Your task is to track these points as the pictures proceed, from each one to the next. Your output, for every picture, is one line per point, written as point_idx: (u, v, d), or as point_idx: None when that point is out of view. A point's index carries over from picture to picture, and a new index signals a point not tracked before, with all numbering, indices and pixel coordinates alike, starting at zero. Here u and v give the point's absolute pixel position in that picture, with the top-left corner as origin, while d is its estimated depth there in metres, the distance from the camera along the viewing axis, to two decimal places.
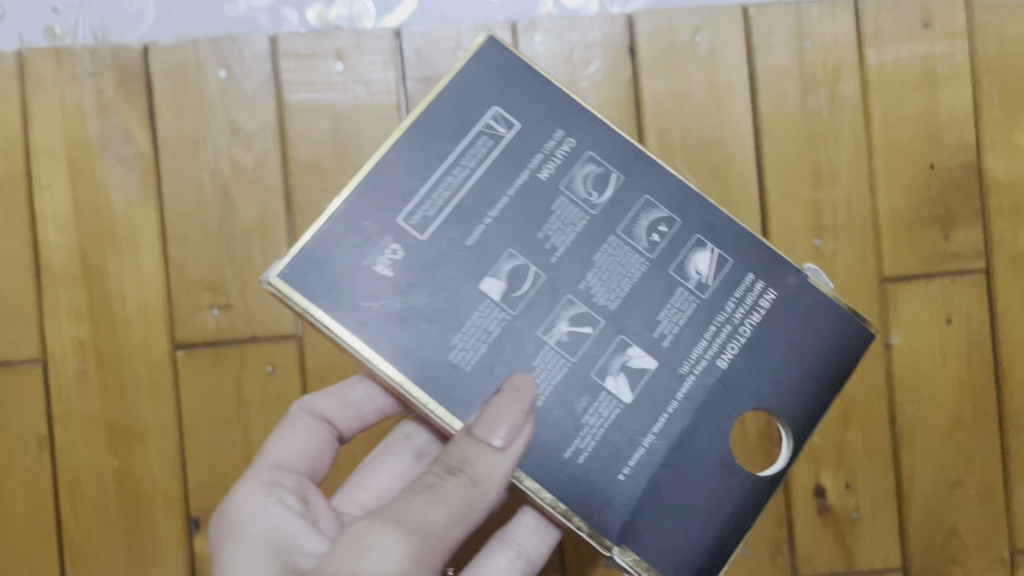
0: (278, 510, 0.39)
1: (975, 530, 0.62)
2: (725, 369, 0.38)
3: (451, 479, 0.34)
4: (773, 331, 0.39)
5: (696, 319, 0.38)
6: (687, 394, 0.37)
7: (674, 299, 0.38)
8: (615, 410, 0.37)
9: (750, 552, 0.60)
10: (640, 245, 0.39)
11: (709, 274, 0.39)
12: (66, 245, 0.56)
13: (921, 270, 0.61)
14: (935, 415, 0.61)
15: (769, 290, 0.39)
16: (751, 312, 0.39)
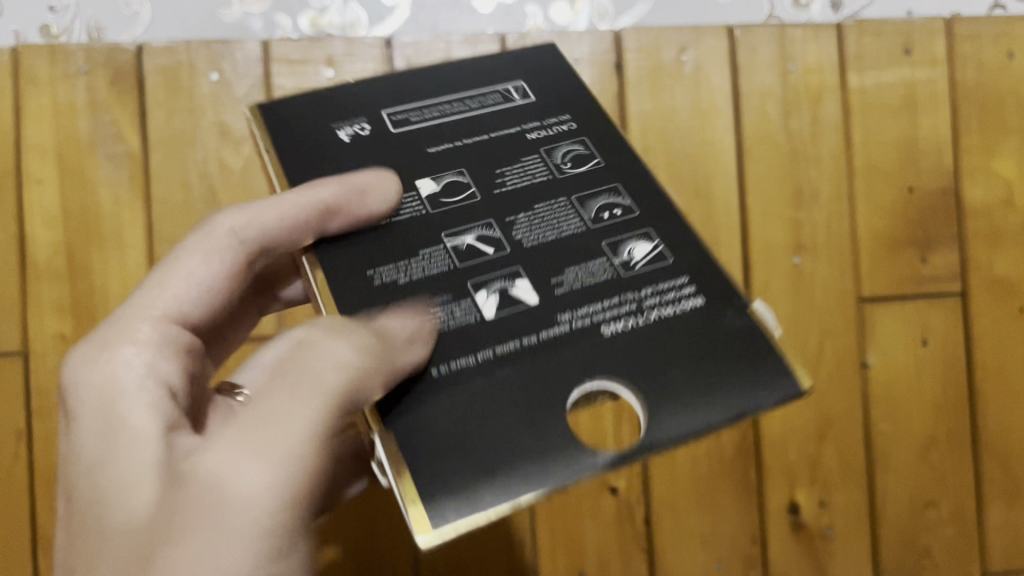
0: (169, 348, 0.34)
1: (946, 551, 0.62)
2: (607, 335, 0.30)
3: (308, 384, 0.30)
4: (652, 334, 0.30)
5: (597, 288, 0.31)
6: (549, 336, 0.30)
7: (589, 264, 0.32)
8: (467, 318, 0.30)
9: (724, 567, 0.60)
10: (586, 214, 0.34)
11: (640, 259, 0.32)
12: (52, 240, 0.57)
13: (898, 290, 0.62)
14: (910, 435, 0.62)
15: (693, 297, 0.31)
16: (664, 304, 0.31)
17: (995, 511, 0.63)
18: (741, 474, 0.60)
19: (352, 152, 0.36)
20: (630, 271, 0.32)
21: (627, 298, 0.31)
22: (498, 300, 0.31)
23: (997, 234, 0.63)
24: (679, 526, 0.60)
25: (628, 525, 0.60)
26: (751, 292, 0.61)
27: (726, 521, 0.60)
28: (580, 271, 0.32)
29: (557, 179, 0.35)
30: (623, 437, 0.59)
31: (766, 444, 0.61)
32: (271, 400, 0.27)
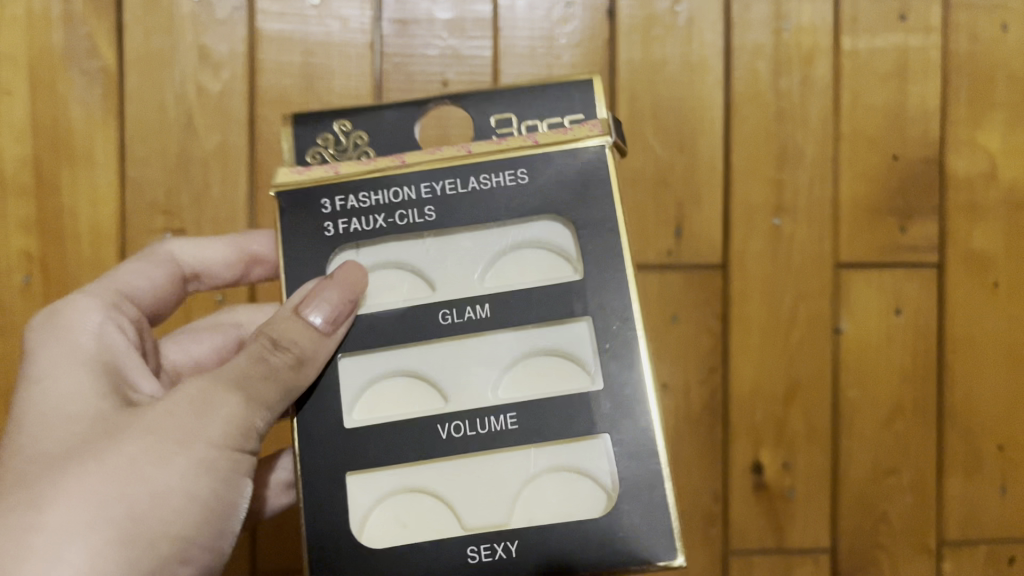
0: (111, 327, 0.39)
1: (904, 519, 0.62)
2: (455, 194, 0.39)
3: (279, 353, 0.36)
4: (501, 194, 0.38)
5: (466, 205, 0.39)
6: (410, 184, 0.39)
7: (493, 171, 0.39)
8: (355, 226, 0.39)
9: (684, 522, 0.61)
10: (503, 181, 0.39)
11: (523, 176, 0.38)
12: (20, 153, 0.55)
13: (876, 258, 0.62)
14: (875, 404, 0.62)
15: (521, 175, 0.39)
16: (494, 177, 0.39)
17: (955, 482, 0.63)
18: (706, 432, 0.61)
19: (409, 433, 0.38)
20: (500, 181, 0.39)
21: (467, 177, 0.39)
22: (405, 200, 0.39)
23: (977, 208, 0.63)
24: None
25: None
26: (729, 251, 0.60)
27: (688, 478, 0.61)
28: (485, 196, 0.38)
29: (487, 444, 0.38)
30: None
31: (735, 404, 0.61)
32: (181, 416, 0.34)
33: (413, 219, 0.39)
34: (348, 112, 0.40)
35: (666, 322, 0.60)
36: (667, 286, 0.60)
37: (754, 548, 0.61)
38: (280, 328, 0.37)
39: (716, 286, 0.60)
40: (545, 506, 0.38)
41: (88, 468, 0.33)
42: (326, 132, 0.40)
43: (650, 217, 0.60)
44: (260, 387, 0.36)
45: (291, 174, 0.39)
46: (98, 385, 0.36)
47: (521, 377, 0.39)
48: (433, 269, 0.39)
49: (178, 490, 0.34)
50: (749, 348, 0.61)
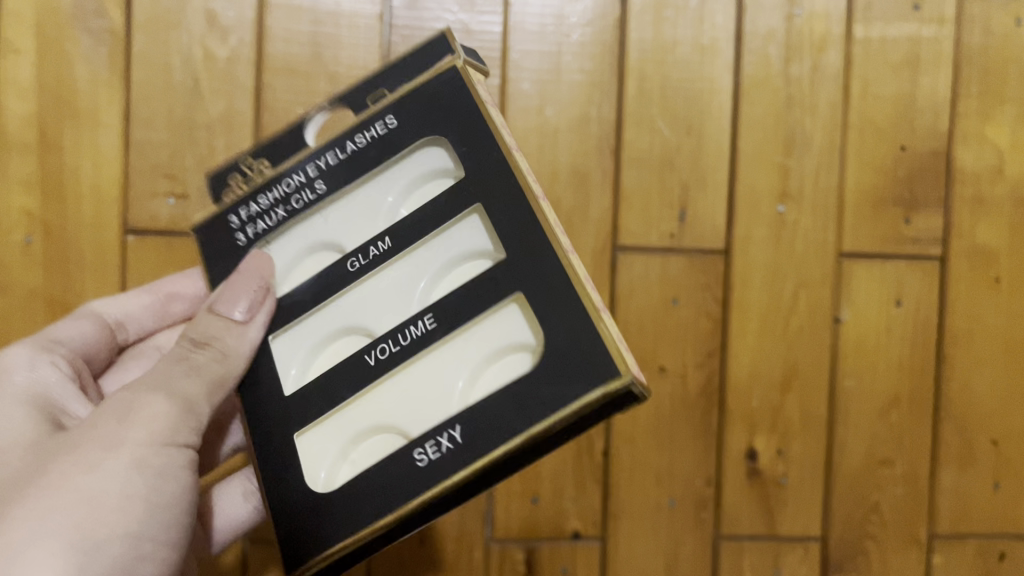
0: (55, 371, 0.42)
1: (895, 510, 0.63)
2: (339, 162, 0.38)
3: (201, 351, 0.37)
4: (384, 144, 0.38)
5: (351, 168, 0.38)
6: (302, 171, 0.38)
7: (365, 125, 0.38)
8: (264, 226, 0.38)
9: (676, 506, 0.61)
10: (374, 131, 0.38)
11: (392, 120, 0.38)
12: (25, 111, 0.55)
13: (879, 248, 0.62)
14: (871, 393, 0.62)
15: (388, 118, 0.38)
16: (370, 131, 0.38)
17: (948, 475, 0.63)
18: (702, 416, 0.61)
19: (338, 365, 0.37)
20: (378, 132, 0.38)
21: (350, 141, 0.38)
22: (302, 186, 0.38)
23: (983, 202, 0.62)
24: (636, 460, 0.60)
25: (586, 456, 0.60)
26: (732, 236, 0.60)
27: (682, 460, 0.61)
28: (374, 153, 0.38)
29: (403, 351, 0.36)
30: None
31: (730, 389, 0.61)
32: (102, 426, 0.35)
33: (307, 195, 0.38)
34: (251, 150, 0.40)
35: (666, 304, 0.60)
36: (669, 268, 0.60)
37: (745, 534, 0.62)
38: (200, 330, 0.38)
39: (718, 270, 0.60)
40: (482, 386, 0.36)
41: (17, 494, 0.33)
42: (236, 174, 0.40)
43: (655, 199, 0.60)
44: (182, 386, 0.37)
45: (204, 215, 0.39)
46: (29, 419, 0.37)
47: (437, 279, 0.38)
48: (337, 233, 0.39)
49: (114, 495, 0.34)
50: (747, 334, 0.61)
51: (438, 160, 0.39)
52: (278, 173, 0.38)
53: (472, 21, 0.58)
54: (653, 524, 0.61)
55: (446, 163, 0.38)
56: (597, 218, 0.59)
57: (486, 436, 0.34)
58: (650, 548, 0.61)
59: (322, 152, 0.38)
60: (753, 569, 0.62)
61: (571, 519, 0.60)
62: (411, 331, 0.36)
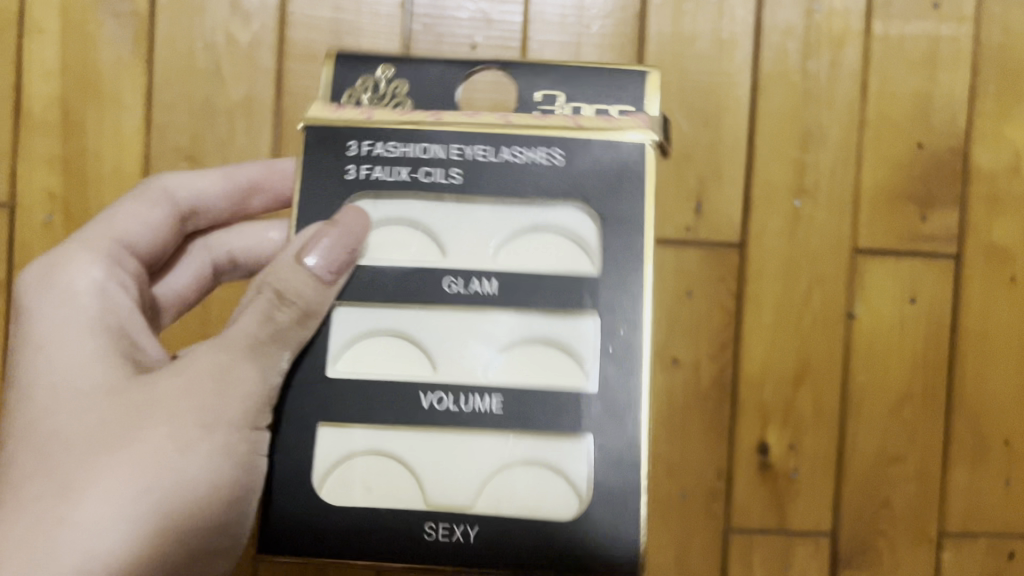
0: (116, 290, 0.40)
1: (906, 506, 0.63)
2: (484, 160, 0.38)
3: (285, 309, 0.36)
4: (541, 177, 0.38)
5: (494, 173, 0.39)
6: (445, 149, 0.39)
7: (532, 147, 0.39)
8: (385, 177, 0.38)
9: (687, 498, 0.61)
10: (540, 156, 0.39)
11: (562, 159, 0.38)
12: (49, 92, 0.56)
13: (894, 244, 0.62)
14: (883, 389, 0.62)
15: (555, 152, 0.39)
16: (537, 157, 0.39)
17: (960, 473, 0.63)
18: (714, 408, 0.61)
19: (420, 418, 0.37)
20: (542, 166, 0.39)
21: (504, 147, 0.39)
22: (438, 162, 0.38)
23: (998, 201, 0.63)
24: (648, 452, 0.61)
25: None
26: (748, 230, 0.60)
27: (693, 453, 0.61)
28: (515, 172, 0.38)
29: (466, 412, 0.37)
30: None
31: (743, 383, 0.61)
32: (196, 397, 0.35)
33: (438, 179, 0.38)
34: (393, 60, 0.42)
35: (680, 297, 0.60)
36: (684, 261, 0.60)
37: (755, 528, 0.62)
38: (286, 282, 0.37)
39: (733, 264, 0.60)
40: (511, 500, 0.37)
41: (115, 456, 0.33)
42: (368, 78, 0.41)
43: (671, 192, 0.60)
44: (267, 349, 0.36)
45: (332, 111, 0.39)
46: (107, 354, 0.37)
47: (521, 355, 0.38)
48: (449, 237, 0.39)
49: (195, 471, 0.35)
50: (761, 327, 0.61)
51: (578, 221, 0.39)
52: (432, 138, 0.39)
53: (493, 11, 0.58)
54: (664, 515, 0.61)
55: (585, 232, 0.39)
56: None
57: (508, 554, 0.37)
58: (660, 540, 0.61)
59: (473, 138, 0.39)
60: (764, 564, 0.62)
61: None
62: (481, 402, 0.37)
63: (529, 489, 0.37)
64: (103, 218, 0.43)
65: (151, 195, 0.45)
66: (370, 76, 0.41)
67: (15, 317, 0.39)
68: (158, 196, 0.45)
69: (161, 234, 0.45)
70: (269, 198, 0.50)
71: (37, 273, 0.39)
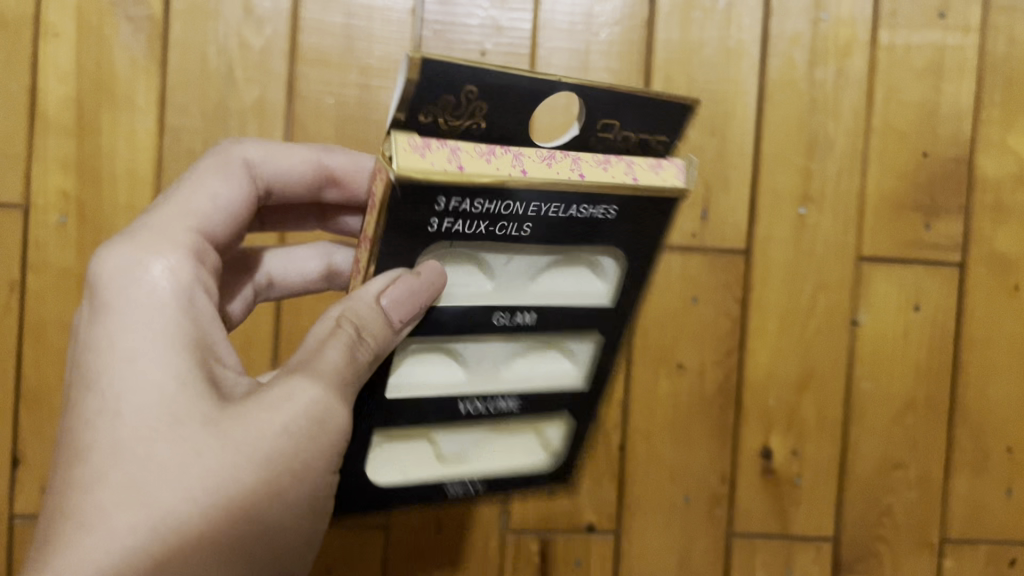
0: (198, 284, 0.35)
1: (908, 513, 0.63)
2: (553, 217, 0.32)
3: (359, 347, 0.33)
4: (600, 231, 0.34)
5: (559, 228, 0.33)
6: (517, 206, 0.31)
7: (597, 204, 0.33)
8: (456, 236, 0.32)
9: (690, 503, 0.61)
10: (599, 212, 0.33)
11: (614, 212, 0.33)
12: (63, 94, 0.56)
13: (898, 252, 0.62)
14: (887, 397, 0.63)
15: (611, 206, 0.33)
16: (596, 213, 0.33)
17: (962, 480, 0.63)
18: (719, 414, 0.61)
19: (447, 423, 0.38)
20: (597, 222, 0.33)
21: (577, 205, 0.32)
22: (510, 221, 0.32)
23: (1003, 210, 0.63)
24: (652, 456, 0.61)
25: (603, 451, 0.61)
26: (753, 237, 0.61)
27: (698, 457, 0.61)
28: (585, 226, 0.33)
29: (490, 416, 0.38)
30: None
31: (748, 389, 0.62)
32: (294, 440, 0.31)
33: (510, 232, 0.32)
34: (478, 76, 0.29)
35: (686, 303, 0.61)
36: (690, 268, 0.61)
37: (757, 533, 0.62)
38: (363, 320, 0.33)
39: (738, 270, 0.61)
40: (503, 461, 0.41)
41: (209, 498, 0.30)
42: (448, 96, 0.29)
43: None
44: (346, 390, 0.33)
45: (410, 153, 0.29)
46: (195, 371, 0.32)
47: (530, 357, 0.39)
48: (500, 272, 0.36)
49: (280, 519, 0.31)
50: (766, 334, 0.61)
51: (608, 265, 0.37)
52: (515, 193, 0.31)
53: (502, 17, 0.58)
54: (668, 520, 0.61)
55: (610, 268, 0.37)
56: None
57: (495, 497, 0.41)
58: (663, 544, 0.61)
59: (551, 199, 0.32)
60: (765, 566, 0.63)
61: (585, 511, 0.61)
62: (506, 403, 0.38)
63: (514, 448, 0.41)
64: (178, 194, 0.38)
65: (234, 168, 0.41)
66: (449, 93, 0.29)
67: (85, 313, 0.34)
68: (236, 163, 0.41)
69: (240, 209, 0.41)
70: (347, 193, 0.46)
71: (112, 248, 0.35)
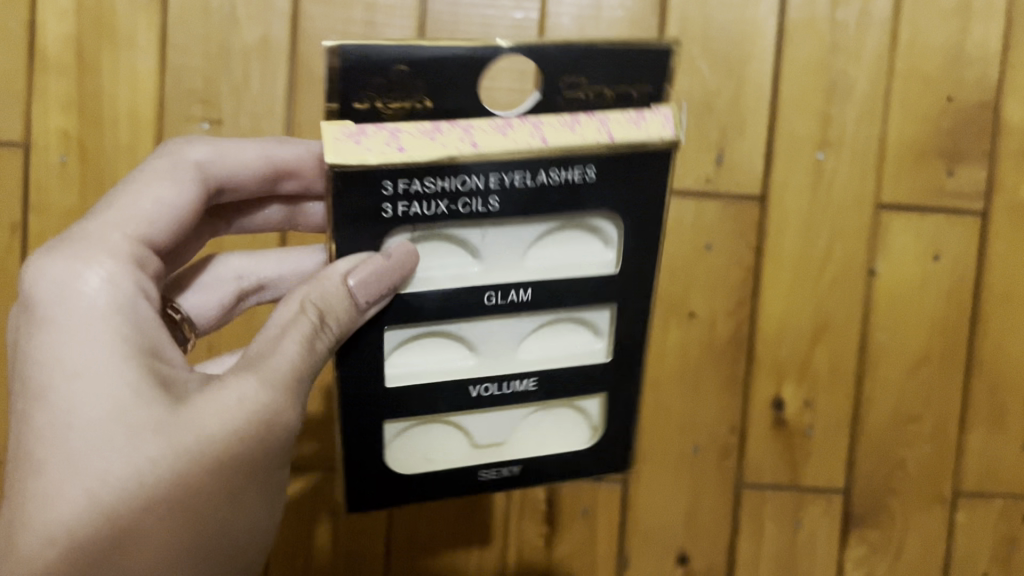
0: (143, 302, 0.36)
1: (921, 466, 0.62)
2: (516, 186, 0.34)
3: (324, 334, 0.35)
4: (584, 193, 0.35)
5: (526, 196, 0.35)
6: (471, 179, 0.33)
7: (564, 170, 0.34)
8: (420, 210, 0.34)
9: (699, 454, 0.61)
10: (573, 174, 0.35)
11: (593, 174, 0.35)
12: (63, 31, 0.55)
13: (918, 200, 0.60)
14: (903, 348, 0.61)
15: (588, 169, 0.35)
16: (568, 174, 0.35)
17: (977, 434, 0.62)
18: (730, 363, 0.60)
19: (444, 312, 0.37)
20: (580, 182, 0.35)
21: (540, 173, 0.34)
22: (473, 192, 0.34)
23: None
24: (661, 406, 0.60)
25: None
26: (769, 183, 0.59)
27: (707, 407, 0.60)
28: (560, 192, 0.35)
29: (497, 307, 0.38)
30: None
31: (761, 339, 0.60)
32: (249, 462, 0.34)
33: (477, 208, 0.34)
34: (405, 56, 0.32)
35: (699, 250, 0.59)
36: (703, 214, 0.59)
37: (767, 484, 0.61)
38: (324, 300, 0.35)
39: (752, 217, 0.59)
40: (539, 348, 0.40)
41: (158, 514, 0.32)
42: (378, 75, 0.32)
43: (693, 141, 0.59)
44: (296, 382, 0.36)
45: (343, 142, 0.31)
46: (137, 386, 0.33)
47: (550, 248, 0.38)
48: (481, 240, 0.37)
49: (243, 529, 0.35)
50: (780, 283, 0.60)
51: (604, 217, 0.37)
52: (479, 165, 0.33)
53: None
54: (676, 469, 0.61)
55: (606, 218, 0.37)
56: None
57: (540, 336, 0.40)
58: (671, 495, 0.61)
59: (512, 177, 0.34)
60: (774, 518, 0.62)
61: None
62: (510, 295, 0.37)
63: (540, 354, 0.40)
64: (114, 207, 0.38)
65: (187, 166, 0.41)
66: (379, 76, 0.32)
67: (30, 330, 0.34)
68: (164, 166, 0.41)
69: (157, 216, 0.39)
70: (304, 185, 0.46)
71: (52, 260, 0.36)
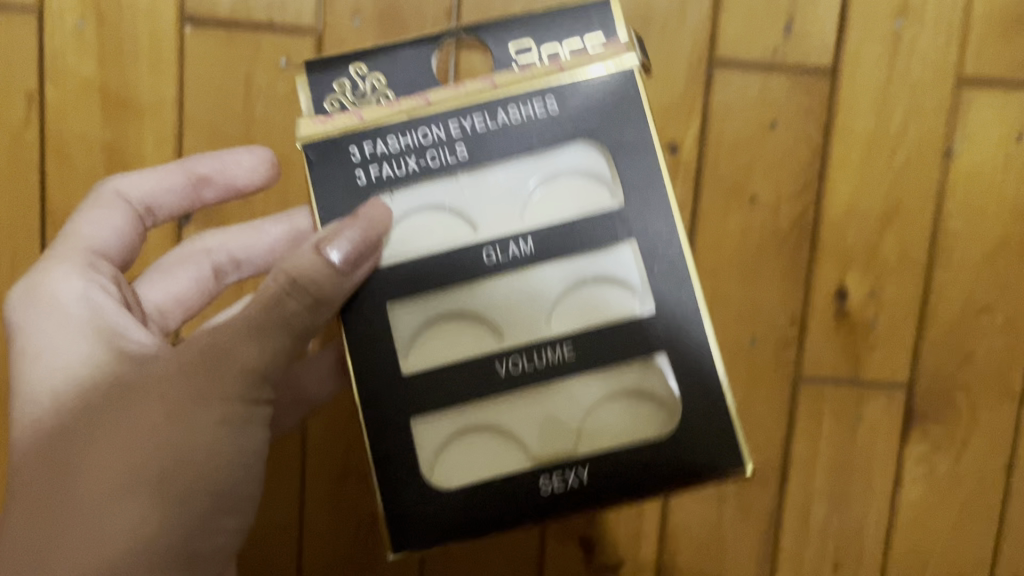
0: (98, 290, 0.42)
1: (991, 359, 0.58)
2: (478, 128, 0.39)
3: (295, 296, 0.37)
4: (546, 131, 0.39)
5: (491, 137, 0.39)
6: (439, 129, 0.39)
7: (523, 106, 0.39)
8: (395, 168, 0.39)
9: (757, 345, 0.58)
10: (535, 108, 0.39)
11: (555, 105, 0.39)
12: None
13: (1004, 73, 0.55)
14: (978, 235, 0.57)
15: (545, 102, 0.39)
16: (526, 107, 0.39)
17: None
18: (792, 250, 0.57)
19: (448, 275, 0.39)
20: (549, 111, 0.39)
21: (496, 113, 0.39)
22: (440, 144, 0.39)
23: None
24: (718, 295, 0.57)
25: None
26: (841, 53, 0.55)
27: (767, 297, 0.57)
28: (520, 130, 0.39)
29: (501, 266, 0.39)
30: (675, 196, 0.56)
31: (825, 225, 0.57)
32: (179, 398, 0.37)
33: (447, 160, 0.39)
34: (362, 55, 0.41)
35: (763, 129, 0.55)
36: (769, 89, 0.55)
37: (826, 377, 0.58)
38: (294, 266, 0.37)
39: (822, 92, 0.55)
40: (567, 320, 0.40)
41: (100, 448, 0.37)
42: (344, 78, 0.40)
43: (759, 8, 0.55)
44: (268, 333, 0.37)
45: (316, 124, 0.39)
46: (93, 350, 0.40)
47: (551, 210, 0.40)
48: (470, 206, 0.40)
49: (202, 446, 0.37)
50: (848, 164, 0.56)
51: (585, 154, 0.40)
52: (439, 115, 0.39)
53: None
54: (730, 360, 0.58)
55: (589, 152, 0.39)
56: (693, 29, 0.55)
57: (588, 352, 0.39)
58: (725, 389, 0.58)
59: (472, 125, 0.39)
60: (833, 413, 0.59)
61: None
62: (510, 251, 0.39)
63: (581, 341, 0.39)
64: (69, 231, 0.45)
65: (113, 194, 0.47)
66: (348, 78, 0.40)
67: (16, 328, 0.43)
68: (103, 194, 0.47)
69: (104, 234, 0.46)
70: (226, 190, 0.49)
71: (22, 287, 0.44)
